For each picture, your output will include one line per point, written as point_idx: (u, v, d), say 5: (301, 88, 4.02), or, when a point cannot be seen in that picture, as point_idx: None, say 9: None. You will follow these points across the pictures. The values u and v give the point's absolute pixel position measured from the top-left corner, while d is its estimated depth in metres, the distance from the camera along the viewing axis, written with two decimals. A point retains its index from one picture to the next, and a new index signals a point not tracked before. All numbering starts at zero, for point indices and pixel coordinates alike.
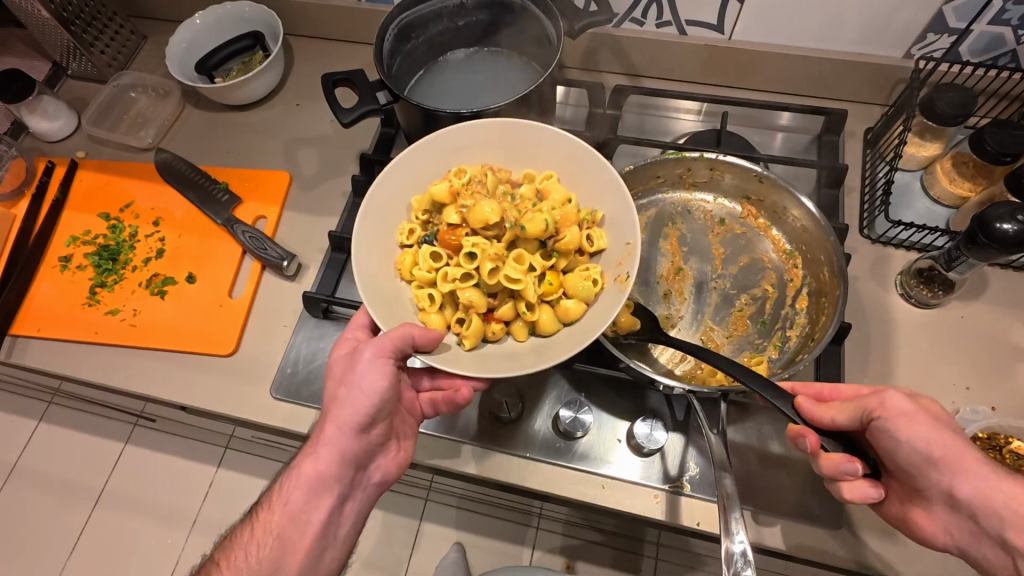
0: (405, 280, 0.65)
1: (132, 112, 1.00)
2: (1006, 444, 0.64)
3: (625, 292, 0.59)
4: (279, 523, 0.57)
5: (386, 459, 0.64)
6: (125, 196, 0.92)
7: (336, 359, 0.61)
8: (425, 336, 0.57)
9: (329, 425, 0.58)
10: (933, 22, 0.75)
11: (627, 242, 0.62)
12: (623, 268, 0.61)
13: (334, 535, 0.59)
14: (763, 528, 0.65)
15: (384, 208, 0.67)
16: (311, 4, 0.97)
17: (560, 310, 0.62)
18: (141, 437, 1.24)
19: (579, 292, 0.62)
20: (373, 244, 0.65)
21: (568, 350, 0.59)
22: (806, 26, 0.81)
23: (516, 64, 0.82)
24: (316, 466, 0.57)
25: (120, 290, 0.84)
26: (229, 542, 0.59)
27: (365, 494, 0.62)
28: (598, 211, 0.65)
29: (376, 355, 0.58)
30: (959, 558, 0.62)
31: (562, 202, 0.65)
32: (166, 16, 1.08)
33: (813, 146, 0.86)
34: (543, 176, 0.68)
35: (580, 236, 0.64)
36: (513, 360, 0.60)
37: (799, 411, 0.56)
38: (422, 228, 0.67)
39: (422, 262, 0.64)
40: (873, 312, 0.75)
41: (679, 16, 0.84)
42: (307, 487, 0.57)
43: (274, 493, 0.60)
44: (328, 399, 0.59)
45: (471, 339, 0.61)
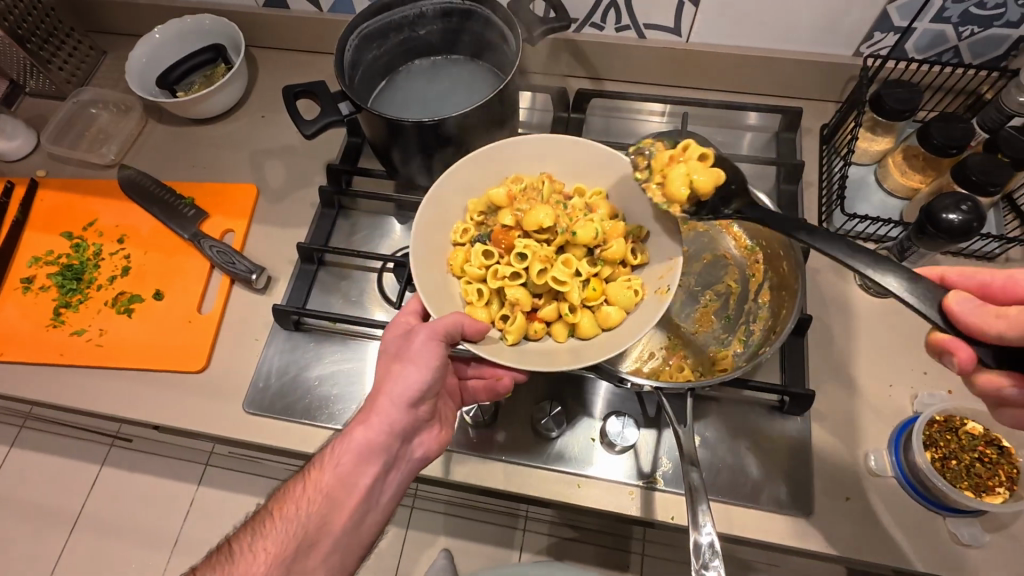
0: (456, 275, 0.69)
1: (93, 128, 0.98)
2: (962, 425, 0.67)
3: (665, 303, 0.62)
4: (327, 484, 0.57)
5: (429, 436, 0.65)
6: (88, 214, 0.90)
7: (391, 338, 0.63)
8: (474, 326, 0.60)
9: (383, 396, 0.59)
10: (879, 21, 0.77)
11: (669, 258, 0.66)
12: (664, 281, 0.64)
13: (376, 501, 0.60)
14: (735, 519, 0.66)
15: (440, 207, 0.70)
16: (272, 15, 0.97)
17: (600, 316, 0.65)
18: (118, 457, 1.22)
19: (619, 299, 0.65)
20: (428, 237, 0.69)
21: (600, 353, 0.62)
22: (760, 27, 0.83)
23: (480, 71, 0.83)
24: (367, 434, 0.58)
25: (86, 310, 0.83)
26: (278, 495, 0.59)
27: (408, 467, 0.62)
28: (642, 227, 0.69)
29: (429, 337, 0.59)
30: (923, 539, 0.64)
31: (608, 216, 0.68)
32: (126, 30, 1.07)
33: (772, 143, 0.88)
34: (593, 192, 0.71)
35: (625, 248, 0.67)
36: (549, 358, 0.63)
37: (949, 317, 0.46)
38: (476, 229, 0.71)
39: (474, 259, 0.68)
40: (834, 303, 0.77)
41: (637, 20, 0.86)
42: (358, 452, 0.58)
43: (322, 454, 0.60)
44: (382, 372, 0.60)
45: (514, 333, 0.63)
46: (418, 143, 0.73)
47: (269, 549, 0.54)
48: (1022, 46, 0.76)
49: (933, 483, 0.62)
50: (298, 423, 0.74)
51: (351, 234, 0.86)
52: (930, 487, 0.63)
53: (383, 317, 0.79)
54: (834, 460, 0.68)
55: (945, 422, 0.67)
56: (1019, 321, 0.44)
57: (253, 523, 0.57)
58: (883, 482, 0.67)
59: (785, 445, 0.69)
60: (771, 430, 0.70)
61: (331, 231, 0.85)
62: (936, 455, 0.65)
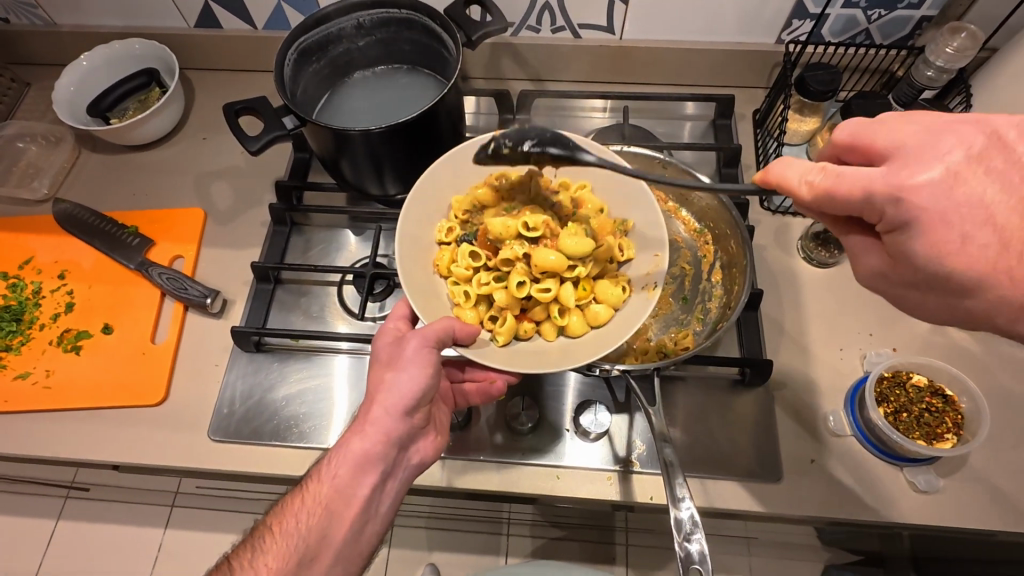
0: (443, 276, 0.69)
1: (22, 163, 0.94)
2: (908, 379, 0.71)
3: (653, 300, 0.65)
4: (326, 495, 0.56)
5: (426, 442, 0.63)
6: (24, 252, 0.86)
7: (380, 346, 0.61)
8: (465, 330, 0.60)
9: (378, 405, 0.57)
10: (795, 9, 0.82)
11: (656, 254, 0.68)
12: (651, 279, 0.67)
13: (375, 510, 0.58)
14: (710, 492, 0.68)
15: (427, 206, 0.71)
16: (204, 35, 0.95)
17: (588, 315, 0.67)
18: (76, 508, 1.16)
19: (608, 296, 0.67)
20: (413, 241, 0.68)
21: (589, 355, 0.63)
22: (688, 21, 0.87)
23: (425, 78, 0.84)
24: (364, 444, 0.56)
25: (29, 351, 0.79)
26: (277, 510, 0.57)
27: (406, 474, 0.61)
28: (628, 220, 0.71)
29: (421, 345, 0.58)
30: (885, 491, 0.68)
31: (595, 212, 0.71)
32: (50, 60, 1.03)
33: (710, 130, 0.92)
34: (577, 186, 0.73)
35: (614, 246, 0.68)
36: (538, 358, 0.64)
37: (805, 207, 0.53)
38: (460, 227, 0.72)
39: (460, 260, 0.68)
40: (782, 277, 0.81)
41: (571, 20, 0.89)
42: (354, 463, 0.56)
43: (319, 466, 0.58)
44: (375, 380, 0.58)
45: (505, 335, 0.64)
46: (367, 153, 0.74)
47: (269, 565, 0.53)
48: (925, 24, 0.82)
49: (888, 435, 0.66)
50: (268, 446, 0.72)
51: (306, 250, 0.85)
52: (884, 439, 0.67)
53: (345, 329, 0.79)
54: (796, 425, 0.72)
55: (893, 378, 0.71)
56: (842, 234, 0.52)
57: (252, 540, 0.56)
58: (844, 441, 0.71)
59: (750, 416, 0.72)
60: (735, 402, 0.73)
61: (286, 247, 0.84)
62: (888, 409, 0.69)
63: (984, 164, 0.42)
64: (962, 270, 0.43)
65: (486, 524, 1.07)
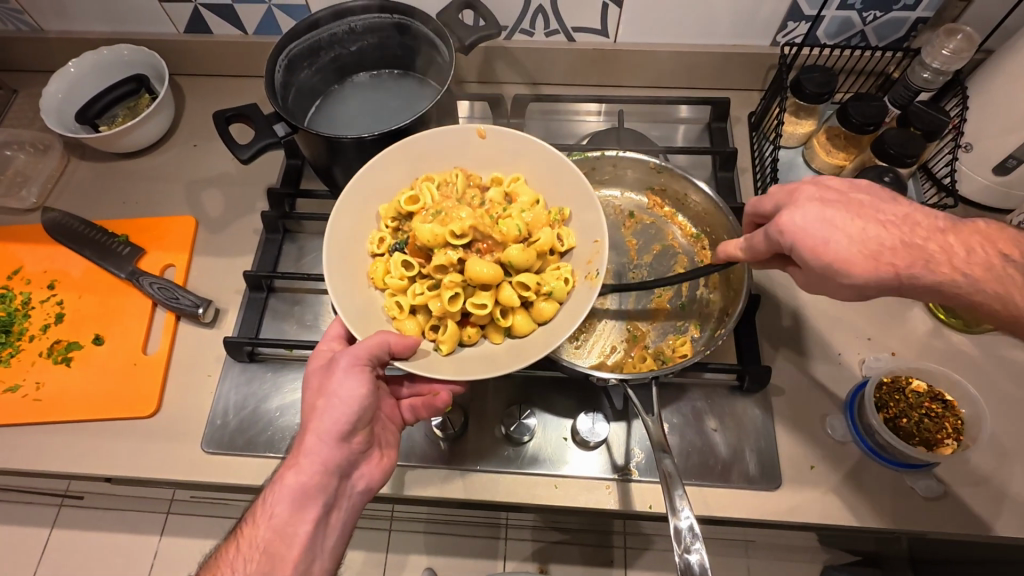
0: (379, 289, 0.67)
1: (10, 171, 0.93)
2: (907, 384, 0.70)
3: (595, 288, 0.62)
4: (264, 537, 0.55)
5: (370, 466, 0.63)
6: (13, 262, 0.85)
7: (312, 372, 0.61)
8: (401, 343, 0.58)
9: (310, 435, 0.57)
10: (790, 11, 0.82)
11: (595, 240, 0.65)
12: (593, 266, 0.64)
13: (322, 546, 0.58)
14: (709, 500, 0.68)
15: (354, 216, 0.68)
16: (193, 40, 0.94)
17: (534, 311, 0.64)
18: (69, 517, 1.15)
19: (552, 291, 0.64)
20: (342, 255, 0.66)
21: (540, 350, 0.60)
22: (682, 24, 0.86)
23: (419, 84, 0.83)
24: (300, 478, 0.56)
25: (18, 363, 0.78)
26: (213, 562, 0.57)
27: (350, 504, 0.61)
28: (565, 208, 0.68)
29: (351, 364, 0.58)
30: (886, 497, 0.67)
31: (530, 204, 0.68)
32: (36, 66, 1.02)
33: (705, 133, 0.91)
34: (510, 179, 0.70)
35: (552, 237, 0.66)
36: (484, 362, 0.62)
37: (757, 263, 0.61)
38: (392, 237, 0.69)
39: (393, 270, 0.65)
40: (779, 281, 0.81)
41: (565, 23, 0.88)
42: (291, 499, 0.56)
43: (255, 509, 0.58)
44: (307, 409, 0.58)
45: (447, 343, 0.62)
46: (359, 158, 0.73)
47: None
48: (920, 26, 0.82)
49: (886, 441, 0.66)
50: (262, 458, 0.71)
51: (300, 258, 0.84)
52: (883, 445, 0.67)
53: None
54: (796, 432, 0.71)
55: (893, 383, 0.70)
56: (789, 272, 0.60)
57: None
58: (844, 447, 0.70)
59: (749, 422, 0.71)
60: (733, 409, 0.72)
61: (279, 255, 0.83)
62: (887, 415, 0.68)
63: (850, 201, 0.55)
64: (884, 274, 0.53)
65: (484, 528, 1.06)
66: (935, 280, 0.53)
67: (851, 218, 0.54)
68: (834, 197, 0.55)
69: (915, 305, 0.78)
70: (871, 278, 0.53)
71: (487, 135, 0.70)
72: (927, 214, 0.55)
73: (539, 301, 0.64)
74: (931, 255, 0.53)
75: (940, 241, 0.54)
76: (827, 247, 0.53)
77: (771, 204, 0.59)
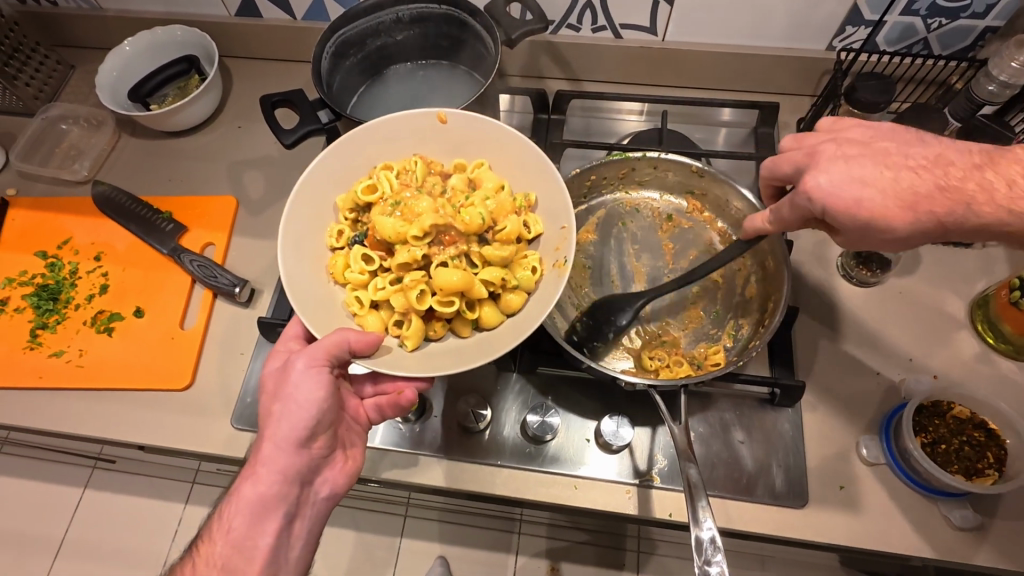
0: (340, 283, 0.65)
1: (64, 144, 0.96)
2: (950, 409, 0.67)
3: (564, 277, 0.60)
4: (222, 552, 0.56)
5: (333, 471, 0.63)
6: (63, 233, 0.88)
7: (269, 375, 0.61)
8: (361, 341, 0.57)
9: (267, 443, 0.57)
10: (850, 15, 0.79)
11: (562, 227, 0.63)
12: (561, 253, 0.62)
13: (285, 557, 0.58)
14: (732, 514, 0.66)
15: (314, 207, 0.66)
16: (244, 24, 0.96)
17: (502, 302, 0.63)
18: (101, 480, 1.19)
19: (520, 282, 0.63)
20: (300, 249, 0.64)
21: (508, 342, 0.59)
22: (734, 25, 0.84)
23: (463, 76, 0.82)
24: (257, 488, 0.57)
25: (63, 330, 0.81)
26: None
27: (314, 512, 0.61)
28: (531, 193, 0.67)
29: (309, 365, 0.58)
30: (919, 525, 0.65)
31: (495, 190, 0.66)
32: (93, 43, 1.05)
33: (751, 138, 0.89)
34: (473, 165, 0.69)
35: (519, 224, 0.64)
36: (446, 357, 0.61)
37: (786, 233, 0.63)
38: (351, 229, 0.67)
39: (354, 264, 0.64)
40: (819, 293, 0.78)
41: (613, 20, 0.87)
42: (250, 512, 0.57)
43: (215, 522, 0.59)
44: (264, 416, 0.59)
45: (412, 339, 0.61)
46: None
47: None
48: (988, 36, 0.78)
49: (923, 467, 0.63)
50: None
51: None
52: (920, 470, 0.64)
53: None
54: (827, 451, 0.69)
55: (933, 408, 0.67)
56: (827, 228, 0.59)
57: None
58: (878, 469, 0.68)
59: (778, 436, 0.69)
60: (763, 422, 0.70)
61: None
62: (926, 440, 0.66)
63: (868, 149, 0.54)
64: (910, 223, 0.52)
65: (499, 522, 1.06)
66: (990, 219, 0.50)
67: (874, 165, 0.53)
68: (854, 148, 0.54)
69: (963, 328, 0.75)
70: (908, 229, 0.52)
71: (447, 119, 0.68)
72: (962, 151, 0.52)
73: (507, 292, 0.63)
74: (972, 197, 0.50)
75: (978, 178, 0.50)
76: (859, 206, 0.53)
77: (789, 166, 0.58)
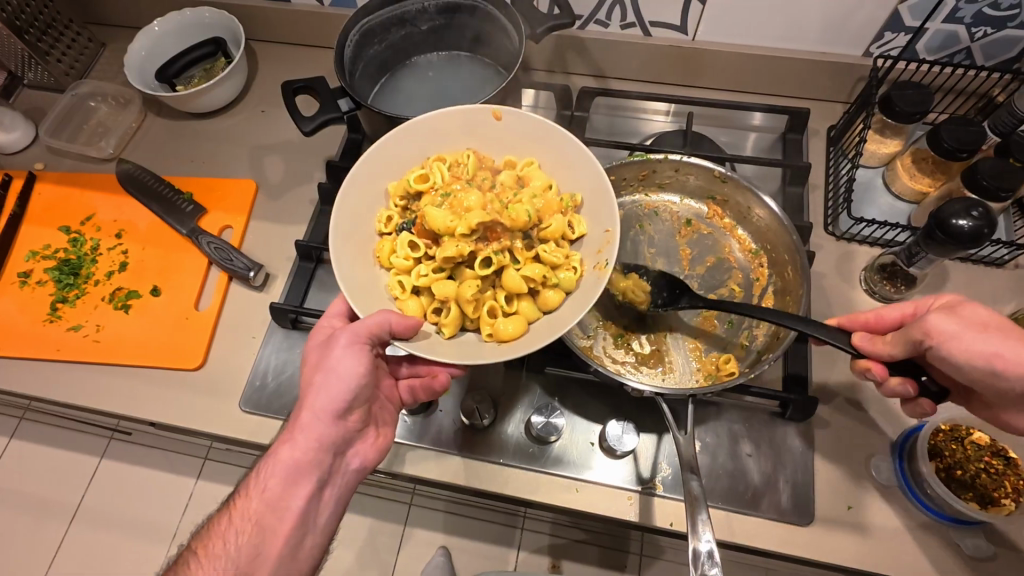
0: (383, 267, 0.65)
1: (92, 121, 0.98)
2: (968, 435, 0.65)
3: (604, 279, 0.59)
4: (256, 510, 0.55)
5: (365, 445, 0.62)
6: (86, 209, 0.90)
7: (311, 347, 0.60)
8: (402, 324, 0.57)
9: (306, 411, 0.56)
10: (890, 21, 0.76)
11: (606, 230, 0.62)
12: (602, 257, 0.62)
13: (314, 522, 0.58)
14: (734, 528, 0.65)
15: (364, 189, 0.66)
16: (271, 8, 0.96)
17: (540, 299, 0.63)
18: (117, 450, 1.22)
19: (560, 281, 0.63)
20: (350, 231, 0.64)
21: (545, 337, 0.59)
22: (768, 27, 0.82)
23: (487, 69, 0.81)
24: (293, 453, 0.56)
25: (82, 305, 0.82)
26: (208, 531, 0.57)
27: (343, 481, 0.60)
28: (577, 195, 0.66)
29: (351, 342, 0.57)
30: (927, 551, 0.63)
31: (543, 189, 0.65)
32: (125, 22, 1.06)
33: (778, 144, 0.86)
34: (524, 162, 0.68)
35: (563, 225, 0.64)
36: (476, 350, 0.60)
37: (855, 347, 0.56)
38: (400, 216, 0.67)
39: (399, 250, 0.64)
40: (838, 307, 0.76)
41: (642, 17, 0.85)
42: (285, 474, 0.56)
43: (250, 480, 0.58)
44: (304, 385, 0.58)
45: (450, 327, 0.61)
46: None
47: None
48: None
49: (937, 493, 0.61)
50: None
51: None
52: (932, 495, 0.62)
53: None
54: (837, 470, 0.67)
55: (951, 432, 0.65)
56: (901, 341, 0.54)
57: (178, 566, 0.56)
58: (888, 491, 0.66)
59: (788, 452, 0.68)
60: (773, 436, 0.69)
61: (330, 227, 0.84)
62: (941, 465, 0.63)
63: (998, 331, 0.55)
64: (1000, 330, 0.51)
65: (502, 516, 1.06)
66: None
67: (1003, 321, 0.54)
68: None
69: None
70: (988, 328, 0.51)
71: (502, 116, 0.67)
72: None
73: (546, 290, 0.63)
74: None
75: None
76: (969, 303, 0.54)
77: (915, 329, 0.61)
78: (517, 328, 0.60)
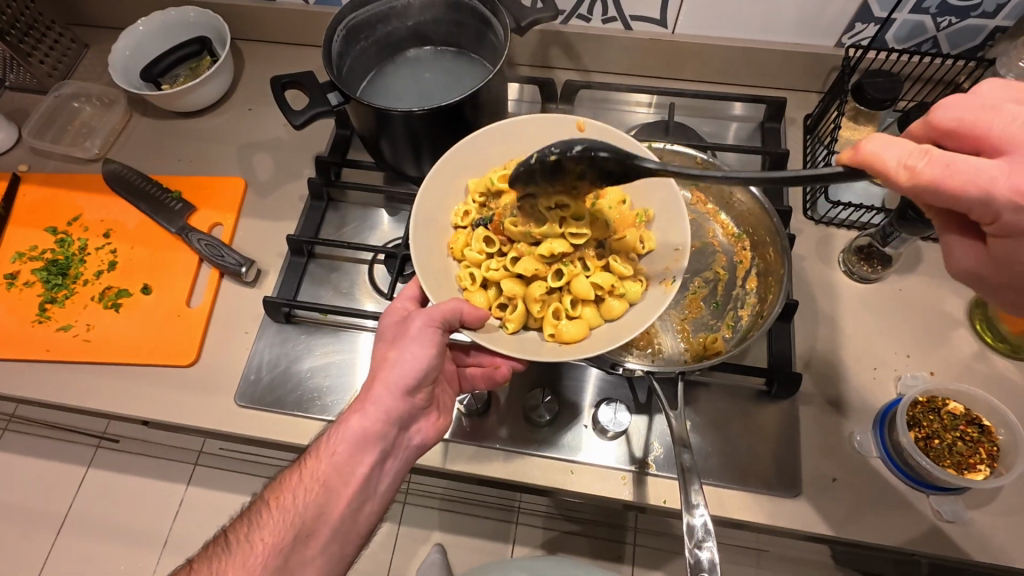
0: (456, 259, 0.69)
1: (76, 122, 0.97)
2: (944, 406, 0.68)
3: (670, 294, 0.62)
4: (324, 472, 0.58)
5: (427, 423, 0.65)
6: (73, 209, 0.89)
7: (386, 325, 0.63)
8: (473, 313, 0.59)
9: (379, 383, 0.59)
10: (859, 12, 0.79)
11: (676, 248, 0.65)
12: (670, 273, 0.64)
13: (374, 490, 0.60)
14: (725, 502, 0.67)
15: (446, 184, 0.70)
16: (256, 8, 0.96)
17: (603, 308, 0.65)
18: (104, 458, 1.21)
19: (627, 292, 0.65)
20: (429, 223, 0.67)
21: (605, 344, 0.61)
22: (745, 19, 0.84)
23: (472, 64, 0.83)
24: (363, 422, 0.58)
25: (72, 305, 0.82)
26: (277, 484, 0.60)
27: (405, 455, 0.62)
28: (649, 210, 0.69)
29: (425, 324, 0.59)
30: (909, 518, 0.65)
31: (617, 202, 0.68)
32: (107, 23, 1.06)
33: (757, 133, 0.89)
34: None
35: (635, 237, 0.67)
36: (534, 349, 0.61)
37: None
38: (477, 212, 0.70)
39: (474, 243, 0.67)
40: (818, 288, 0.79)
41: (623, 11, 0.87)
42: (353, 441, 0.58)
43: (319, 443, 0.61)
44: (379, 359, 0.61)
45: (514, 323, 0.63)
46: (405, 133, 0.74)
47: (264, 540, 0.56)
48: (998, 35, 0.78)
49: (917, 462, 0.64)
50: (291, 415, 0.74)
51: (341, 226, 0.86)
52: (912, 464, 0.65)
53: (372, 307, 0.80)
54: (822, 443, 0.70)
55: (928, 403, 0.68)
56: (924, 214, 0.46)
57: (249, 514, 0.58)
58: (870, 463, 0.68)
59: (774, 428, 0.70)
60: (760, 413, 0.71)
61: (321, 222, 0.85)
62: (919, 435, 0.66)
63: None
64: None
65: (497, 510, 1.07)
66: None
67: None
68: None
69: (961, 326, 0.75)
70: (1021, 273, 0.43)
71: (586, 128, 0.68)
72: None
73: (612, 298, 0.65)
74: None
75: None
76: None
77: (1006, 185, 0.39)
78: (580, 331, 0.62)
